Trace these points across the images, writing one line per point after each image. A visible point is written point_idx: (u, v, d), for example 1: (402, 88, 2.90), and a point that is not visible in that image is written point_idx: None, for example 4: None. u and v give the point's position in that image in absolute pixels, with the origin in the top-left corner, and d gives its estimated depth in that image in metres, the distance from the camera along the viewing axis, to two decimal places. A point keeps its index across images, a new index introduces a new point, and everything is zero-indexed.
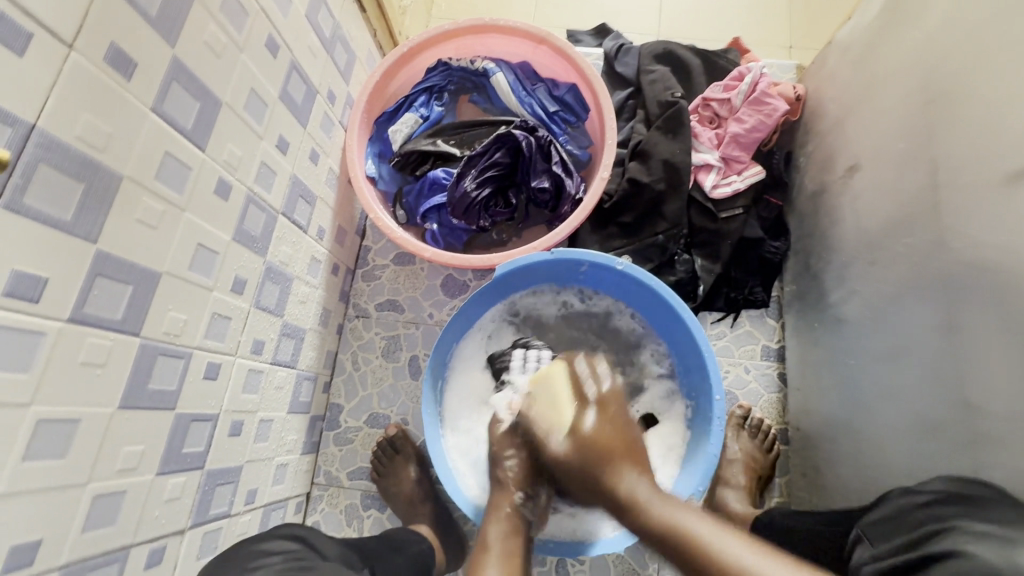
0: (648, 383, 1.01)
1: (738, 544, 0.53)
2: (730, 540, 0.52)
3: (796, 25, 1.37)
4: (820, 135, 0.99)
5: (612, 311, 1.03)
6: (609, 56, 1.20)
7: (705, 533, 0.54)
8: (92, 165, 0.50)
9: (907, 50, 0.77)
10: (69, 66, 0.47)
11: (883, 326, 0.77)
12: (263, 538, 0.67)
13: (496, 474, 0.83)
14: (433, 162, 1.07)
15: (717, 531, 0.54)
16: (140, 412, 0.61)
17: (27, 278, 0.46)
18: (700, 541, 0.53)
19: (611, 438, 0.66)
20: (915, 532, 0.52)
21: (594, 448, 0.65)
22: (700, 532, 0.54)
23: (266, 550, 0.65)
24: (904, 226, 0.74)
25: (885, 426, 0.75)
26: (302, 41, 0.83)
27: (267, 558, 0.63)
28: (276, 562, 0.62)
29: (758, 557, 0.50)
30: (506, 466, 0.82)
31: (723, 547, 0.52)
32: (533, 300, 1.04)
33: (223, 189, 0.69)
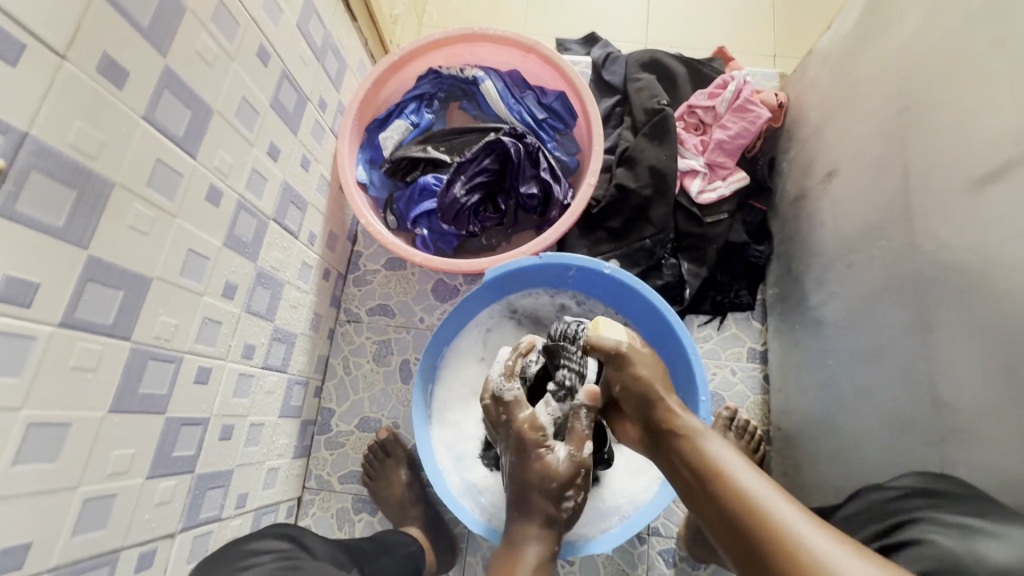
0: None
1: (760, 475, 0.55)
2: (751, 476, 0.54)
3: (779, 34, 1.40)
4: (801, 141, 1.01)
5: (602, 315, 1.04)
6: (596, 64, 1.22)
7: (727, 464, 0.56)
8: (84, 173, 0.51)
9: (882, 60, 0.79)
10: (62, 75, 0.48)
11: (861, 327, 0.79)
12: (253, 537, 0.68)
13: (545, 510, 0.72)
14: (424, 169, 1.08)
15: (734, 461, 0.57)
16: (131, 416, 0.61)
17: (20, 283, 0.47)
18: (724, 469, 0.56)
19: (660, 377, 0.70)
20: (884, 521, 0.55)
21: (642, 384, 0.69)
22: (723, 462, 0.57)
23: (257, 549, 0.66)
24: (880, 230, 0.76)
25: (864, 425, 0.77)
26: (293, 50, 0.84)
27: (260, 557, 0.64)
28: (269, 561, 0.63)
29: (769, 487, 0.53)
30: (565, 508, 0.73)
31: (741, 477, 0.54)
32: (526, 304, 1.05)
33: (214, 196, 0.70)
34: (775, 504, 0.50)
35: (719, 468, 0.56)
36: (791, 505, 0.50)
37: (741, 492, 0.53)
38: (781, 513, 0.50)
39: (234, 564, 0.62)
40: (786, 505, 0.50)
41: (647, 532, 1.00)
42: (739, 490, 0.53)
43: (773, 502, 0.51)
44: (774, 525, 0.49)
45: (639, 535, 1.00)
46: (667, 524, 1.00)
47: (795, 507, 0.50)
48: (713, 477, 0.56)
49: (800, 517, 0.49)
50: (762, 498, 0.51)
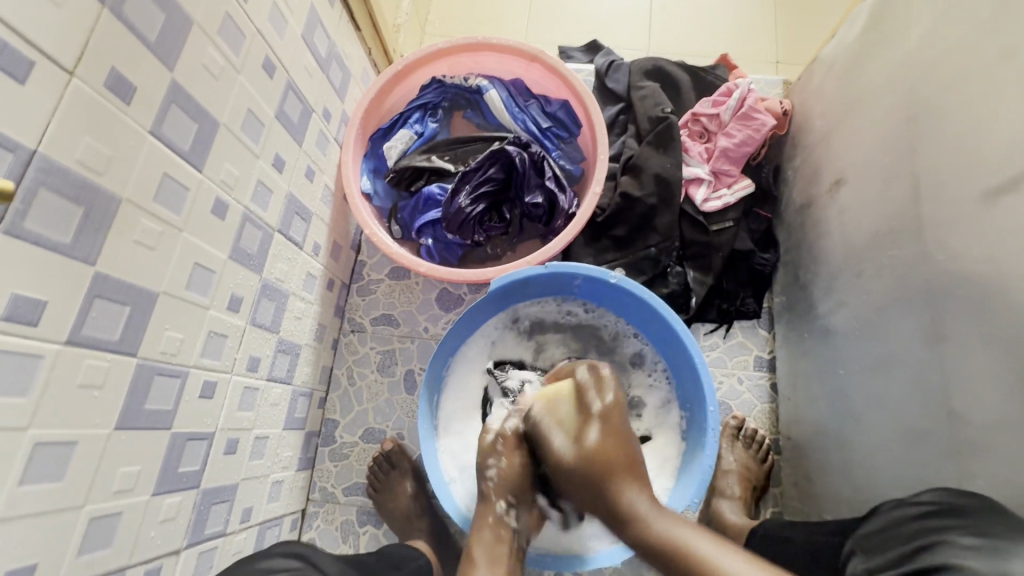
0: (642, 394, 1.02)
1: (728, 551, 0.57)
2: (708, 544, 0.58)
3: (782, 42, 1.41)
4: (807, 149, 1.01)
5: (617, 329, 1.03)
6: (599, 72, 1.22)
7: (677, 534, 0.60)
8: (91, 189, 0.51)
9: (888, 68, 0.79)
10: (70, 91, 0.47)
11: (870, 337, 0.78)
12: (268, 555, 0.67)
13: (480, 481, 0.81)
14: (428, 178, 1.08)
15: (717, 550, 0.57)
16: (137, 433, 0.60)
17: (27, 302, 0.46)
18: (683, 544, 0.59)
19: (613, 434, 0.71)
20: (908, 546, 0.53)
21: (598, 462, 0.67)
22: (674, 538, 0.60)
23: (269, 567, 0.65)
24: (888, 239, 0.75)
25: (875, 435, 0.76)
26: (298, 61, 0.84)
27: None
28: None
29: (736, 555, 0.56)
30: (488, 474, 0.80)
31: (696, 544, 0.58)
32: (537, 311, 1.05)
33: (220, 209, 0.70)
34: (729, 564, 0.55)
35: (670, 541, 0.60)
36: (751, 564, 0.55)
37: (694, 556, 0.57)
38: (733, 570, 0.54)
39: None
40: (734, 560, 0.55)
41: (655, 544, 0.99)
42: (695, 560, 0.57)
43: (728, 561, 0.55)
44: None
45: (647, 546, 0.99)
46: (675, 535, 0.99)
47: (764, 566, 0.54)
48: (665, 559, 0.59)
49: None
50: (713, 560, 0.56)
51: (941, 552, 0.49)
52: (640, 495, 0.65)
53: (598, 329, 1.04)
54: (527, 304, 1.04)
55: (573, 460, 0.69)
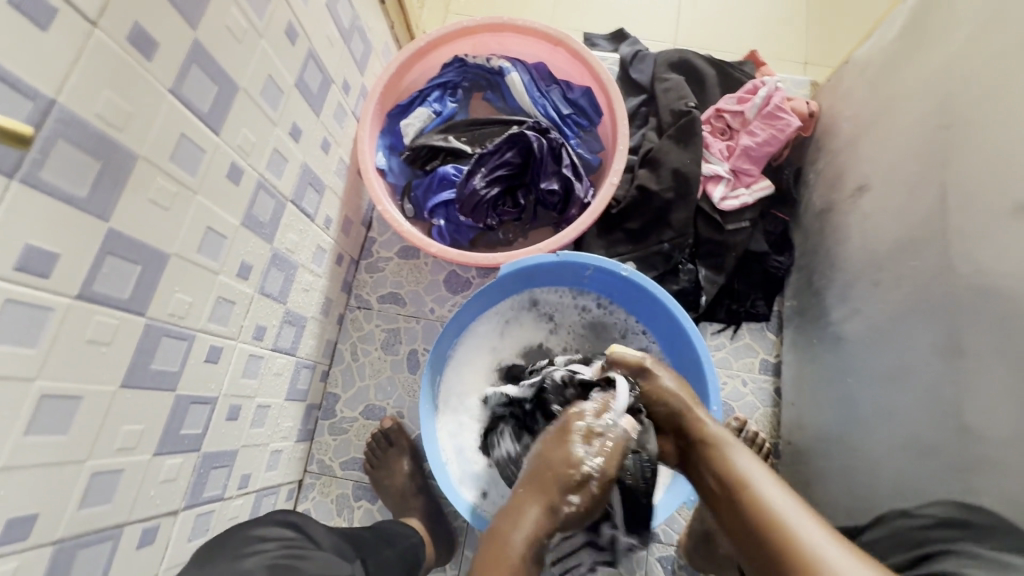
0: None
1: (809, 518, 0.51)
2: (812, 528, 0.50)
3: (811, 42, 1.37)
4: (831, 152, 0.99)
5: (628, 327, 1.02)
6: (624, 61, 1.20)
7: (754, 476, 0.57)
8: (109, 142, 0.50)
9: (925, 74, 0.77)
10: (92, 43, 0.46)
11: (883, 346, 0.77)
12: (259, 522, 0.67)
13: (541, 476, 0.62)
14: (444, 158, 1.07)
15: (802, 515, 0.51)
16: (141, 392, 0.60)
17: (41, 253, 0.46)
18: (749, 484, 0.56)
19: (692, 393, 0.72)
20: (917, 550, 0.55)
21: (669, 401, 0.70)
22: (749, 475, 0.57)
23: (261, 536, 0.65)
24: (911, 249, 0.74)
25: (880, 446, 0.75)
26: (321, 29, 0.83)
27: (262, 544, 0.63)
28: (273, 548, 0.63)
29: (826, 535, 0.49)
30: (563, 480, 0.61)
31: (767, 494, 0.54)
32: (553, 299, 1.04)
33: (235, 174, 0.69)
34: (803, 526, 0.50)
35: (744, 486, 0.56)
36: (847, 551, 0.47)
37: (775, 517, 0.52)
38: (808, 533, 0.49)
39: (239, 549, 0.62)
40: (814, 525, 0.50)
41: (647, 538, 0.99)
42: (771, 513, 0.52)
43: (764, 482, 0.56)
44: (799, 544, 0.49)
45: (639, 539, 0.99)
46: (668, 531, 0.99)
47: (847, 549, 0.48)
48: (737, 492, 0.56)
49: (839, 552, 0.47)
50: (791, 524, 0.51)
51: (948, 561, 0.50)
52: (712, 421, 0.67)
53: (612, 325, 1.03)
54: (543, 290, 1.03)
55: (671, 391, 0.70)
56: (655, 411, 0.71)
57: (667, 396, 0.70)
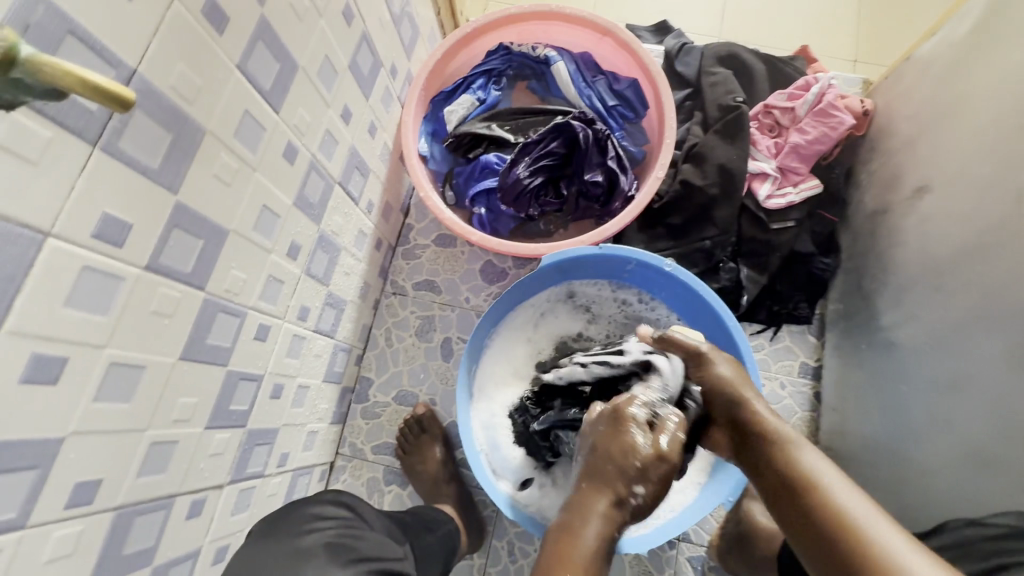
0: None
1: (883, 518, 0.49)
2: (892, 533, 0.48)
3: (862, 38, 1.33)
4: (887, 153, 0.96)
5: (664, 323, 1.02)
6: (669, 54, 1.18)
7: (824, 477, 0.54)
8: (181, 116, 0.50)
9: (1001, 71, 0.74)
10: (170, 15, 0.46)
11: (942, 354, 0.75)
12: (319, 499, 0.68)
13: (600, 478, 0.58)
14: (486, 147, 1.06)
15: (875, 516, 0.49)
16: (198, 366, 0.61)
17: (116, 223, 0.46)
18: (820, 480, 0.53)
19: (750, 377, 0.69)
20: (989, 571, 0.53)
21: (723, 395, 0.67)
22: (818, 474, 0.54)
23: (319, 514, 0.66)
24: (979, 254, 0.71)
25: (936, 456, 0.73)
26: (374, 12, 0.83)
27: (320, 523, 0.64)
28: (329, 528, 0.64)
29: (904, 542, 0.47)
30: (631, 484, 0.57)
31: (840, 494, 0.52)
32: (591, 293, 1.03)
33: (290, 154, 0.69)
34: (880, 528, 0.48)
35: (813, 480, 0.54)
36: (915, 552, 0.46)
37: (844, 516, 0.50)
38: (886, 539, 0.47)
39: (298, 528, 0.63)
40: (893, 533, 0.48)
41: (677, 537, 0.98)
42: (843, 517, 0.50)
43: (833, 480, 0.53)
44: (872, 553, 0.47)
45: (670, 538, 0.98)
46: (699, 531, 0.98)
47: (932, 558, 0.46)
48: (802, 487, 0.54)
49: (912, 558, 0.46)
50: (861, 523, 0.49)
51: None
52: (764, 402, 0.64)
53: (650, 322, 1.02)
54: (581, 283, 1.02)
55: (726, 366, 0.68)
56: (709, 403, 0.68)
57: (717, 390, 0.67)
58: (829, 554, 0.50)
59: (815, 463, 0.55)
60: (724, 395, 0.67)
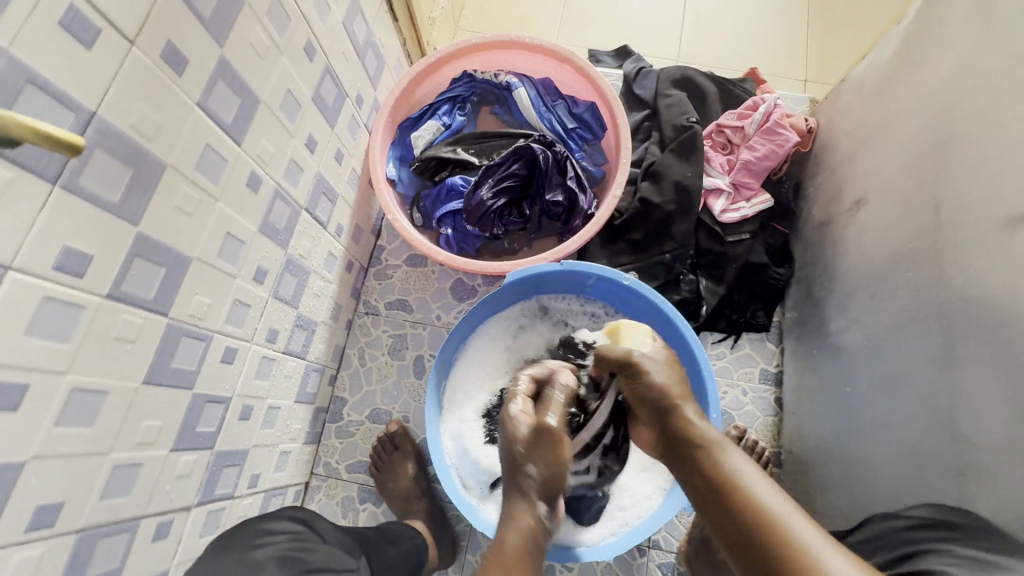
0: None
1: (800, 515, 0.49)
2: (812, 534, 0.47)
3: (811, 59, 1.41)
4: (830, 167, 1.02)
5: None
6: (628, 77, 1.24)
7: (747, 478, 0.53)
8: (140, 152, 0.53)
9: (919, 92, 0.80)
10: (129, 61, 0.50)
11: (880, 357, 0.79)
12: (274, 516, 0.72)
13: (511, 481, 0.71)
14: (452, 169, 1.10)
15: (788, 510, 0.49)
16: (161, 389, 0.63)
17: (77, 254, 0.49)
18: (742, 485, 0.52)
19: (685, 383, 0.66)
20: (899, 550, 0.57)
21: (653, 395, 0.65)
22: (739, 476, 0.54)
23: (270, 530, 0.69)
24: (906, 261, 0.76)
25: (880, 453, 0.77)
26: (337, 47, 0.87)
27: (272, 537, 0.67)
28: (281, 541, 0.67)
29: (825, 540, 0.47)
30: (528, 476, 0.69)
31: (759, 492, 0.51)
32: (563, 307, 1.06)
33: (254, 183, 0.72)
34: (800, 530, 0.47)
35: (740, 487, 0.52)
36: (846, 560, 0.45)
37: (762, 513, 0.49)
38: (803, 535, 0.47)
39: (252, 540, 0.65)
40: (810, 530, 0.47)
41: (647, 544, 1.01)
42: (763, 513, 0.49)
43: (753, 479, 0.53)
44: (796, 550, 0.46)
45: (640, 546, 1.01)
46: (668, 537, 1.01)
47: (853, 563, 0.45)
48: (729, 490, 0.53)
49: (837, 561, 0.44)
50: (780, 517, 0.49)
51: (928, 559, 0.52)
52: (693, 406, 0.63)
53: None
54: (552, 296, 1.06)
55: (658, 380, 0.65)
56: (635, 390, 0.67)
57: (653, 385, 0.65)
58: (753, 552, 0.48)
59: (734, 457, 0.56)
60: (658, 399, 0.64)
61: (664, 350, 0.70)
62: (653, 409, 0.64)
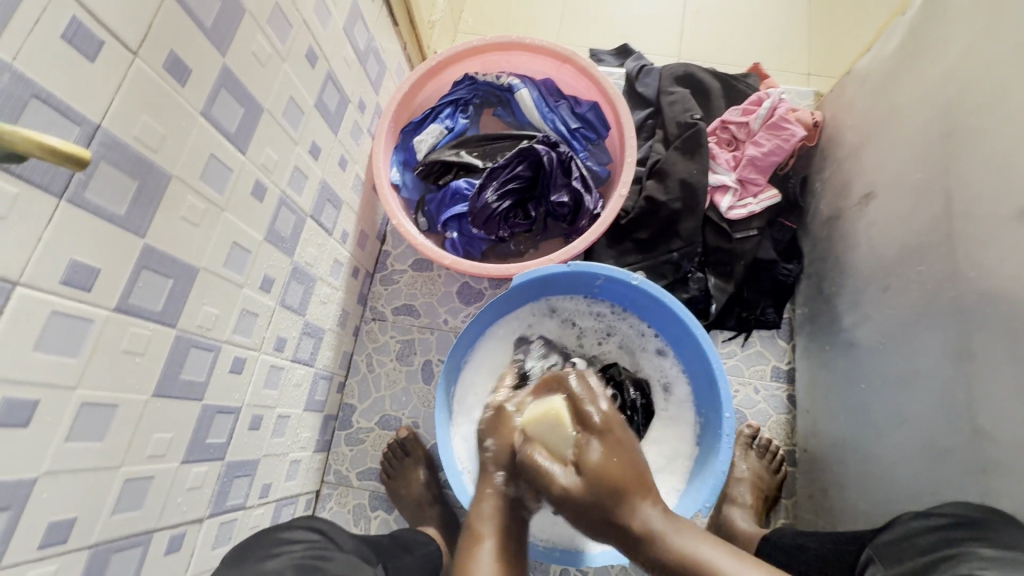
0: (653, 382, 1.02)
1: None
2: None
3: (814, 53, 1.40)
4: (837, 161, 1.00)
5: (642, 335, 1.03)
6: (630, 76, 1.23)
7: (708, 555, 0.57)
8: (145, 164, 0.53)
9: (926, 82, 0.79)
10: (132, 72, 0.50)
11: (895, 351, 0.78)
12: (286, 526, 0.71)
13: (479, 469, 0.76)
14: (456, 173, 1.10)
15: (751, 574, 0.55)
16: (171, 401, 0.63)
17: (84, 268, 0.49)
18: (702, 559, 0.57)
19: (621, 465, 0.60)
20: (921, 560, 0.54)
21: (594, 499, 0.59)
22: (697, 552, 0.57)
23: (288, 538, 0.68)
24: (918, 254, 0.75)
25: (897, 450, 0.75)
26: (339, 53, 0.87)
27: (290, 545, 0.66)
28: (298, 549, 0.66)
29: None
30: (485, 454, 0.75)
31: (721, 563, 0.56)
32: (569, 307, 1.05)
33: (259, 191, 0.72)
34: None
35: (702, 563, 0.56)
36: None
37: None
38: None
39: (265, 552, 0.65)
40: None
41: None
42: None
43: (724, 560, 0.56)
44: None
45: None
46: None
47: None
48: (688, 566, 0.57)
49: None
50: None
51: (960, 565, 0.51)
52: (641, 503, 0.60)
53: (628, 331, 1.04)
54: (559, 297, 1.05)
55: (582, 491, 0.59)
56: (570, 506, 0.61)
57: (581, 494, 0.59)
58: None
59: (691, 538, 0.59)
60: (598, 510, 0.59)
61: (590, 407, 0.65)
62: (594, 524, 0.60)
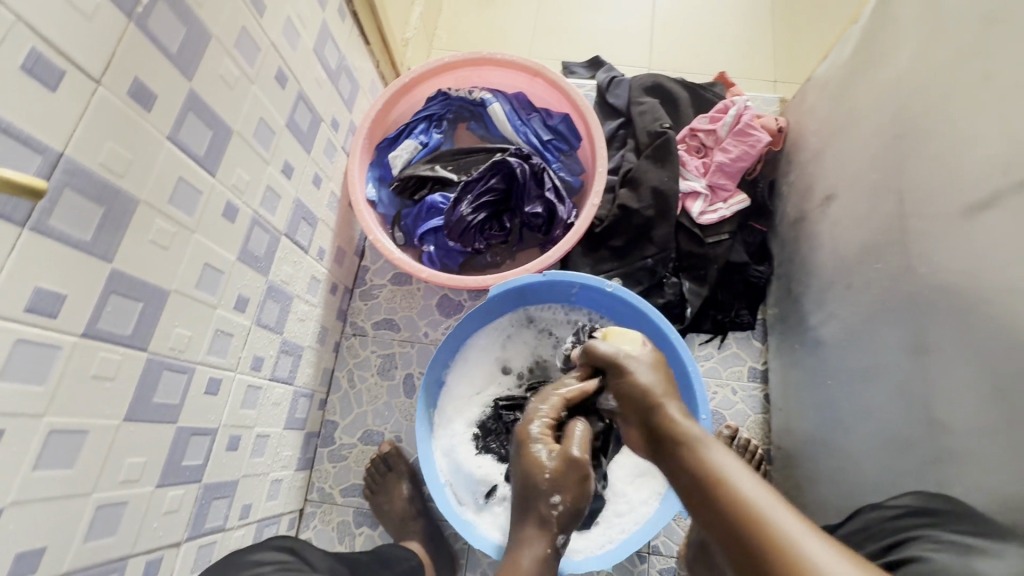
0: None
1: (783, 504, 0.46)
2: (790, 522, 0.44)
3: (779, 60, 1.44)
4: (801, 165, 1.04)
5: None
6: (601, 87, 1.26)
7: (733, 473, 0.49)
8: (112, 190, 0.53)
9: (877, 88, 0.82)
10: (96, 100, 0.50)
11: (859, 348, 0.80)
12: (257, 547, 0.71)
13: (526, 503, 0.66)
14: (431, 187, 1.11)
15: (771, 501, 0.46)
16: (143, 425, 0.62)
17: (50, 295, 0.49)
18: (728, 477, 0.49)
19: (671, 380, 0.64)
20: (885, 540, 0.57)
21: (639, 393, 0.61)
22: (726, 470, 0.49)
23: (259, 561, 0.68)
24: (876, 253, 0.78)
25: (865, 444, 0.77)
26: (309, 73, 0.88)
27: (261, 567, 0.66)
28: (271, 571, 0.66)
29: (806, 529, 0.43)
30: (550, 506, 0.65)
31: (745, 485, 0.47)
32: (548, 317, 1.06)
33: (230, 212, 0.73)
34: (778, 518, 0.44)
35: (726, 482, 0.48)
36: (834, 550, 0.41)
37: (747, 508, 0.46)
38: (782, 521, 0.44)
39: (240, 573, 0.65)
40: (796, 523, 0.44)
41: (647, 551, 1.00)
42: (743, 506, 0.46)
43: (744, 480, 0.48)
44: (778, 542, 0.43)
45: (639, 553, 1.00)
46: (667, 542, 1.00)
47: (840, 552, 0.41)
48: (712, 485, 0.49)
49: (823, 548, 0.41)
50: (764, 512, 0.45)
51: (912, 546, 0.53)
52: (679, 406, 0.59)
53: None
54: (537, 306, 1.06)
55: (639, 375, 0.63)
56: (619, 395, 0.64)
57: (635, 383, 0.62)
58: (742, 554, 0.44)
59: (721, 456, 0.51)
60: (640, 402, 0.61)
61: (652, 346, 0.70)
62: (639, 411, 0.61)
